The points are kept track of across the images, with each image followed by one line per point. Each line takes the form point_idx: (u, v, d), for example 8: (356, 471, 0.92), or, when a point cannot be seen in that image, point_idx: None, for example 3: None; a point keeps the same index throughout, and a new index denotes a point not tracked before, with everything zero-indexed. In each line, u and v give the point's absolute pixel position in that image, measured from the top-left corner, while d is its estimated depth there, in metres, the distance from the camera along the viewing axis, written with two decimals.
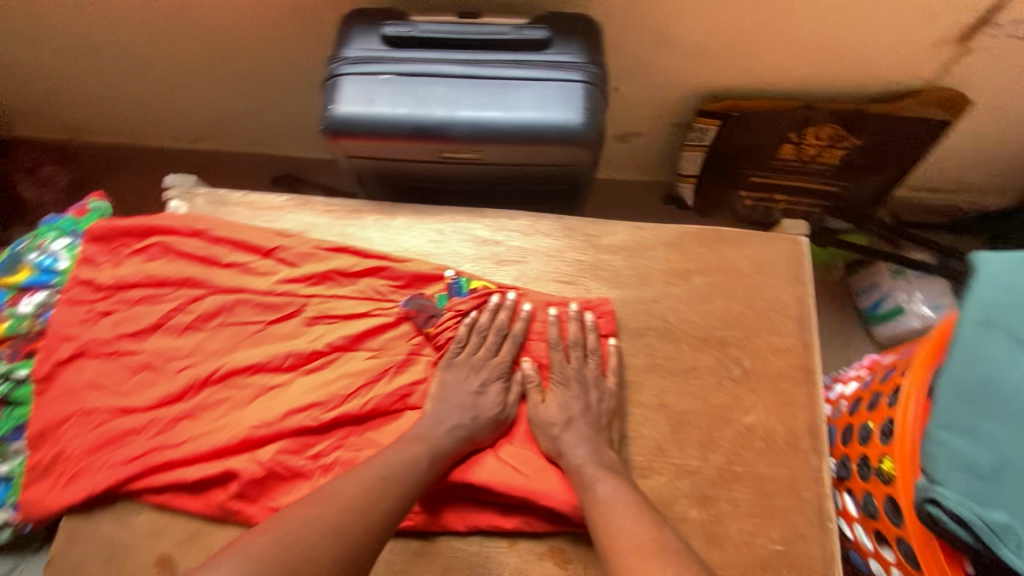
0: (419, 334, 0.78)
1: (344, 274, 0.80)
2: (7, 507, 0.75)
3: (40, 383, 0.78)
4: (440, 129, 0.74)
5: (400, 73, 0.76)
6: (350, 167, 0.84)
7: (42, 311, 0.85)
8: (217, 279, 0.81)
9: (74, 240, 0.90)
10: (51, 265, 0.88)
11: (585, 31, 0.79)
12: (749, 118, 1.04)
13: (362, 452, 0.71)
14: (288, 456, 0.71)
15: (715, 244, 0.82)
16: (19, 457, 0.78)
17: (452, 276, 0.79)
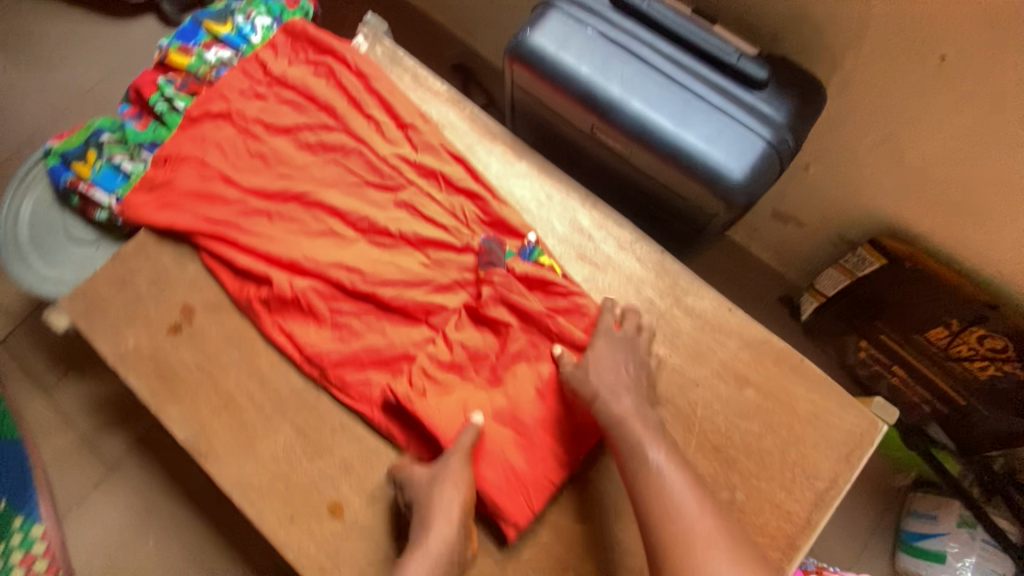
0: (474, 270, 0.80)
1: (449, 181, 0.83)
2: (114, 196, 0.92)
3: (186, 121, 0.89)
4: (605, 107, 0.72)
5: (604, 35, 0.73)
6: (511, 94, 0.84)
7: (219, 66, 0.96)
8: (351, 122, 0.86)
9: (272, 25, 0.99)
10: (247, 34, 0.98)
11: (803, 98, 0.72)
12: (919, 278, 0.91)
13: (368, 331, 0.77)
14: (314, 295, 0.77)
15: (790, 372, 0.75)
16: (141, 165, 0.93)
17: (530, 240, 0.79)
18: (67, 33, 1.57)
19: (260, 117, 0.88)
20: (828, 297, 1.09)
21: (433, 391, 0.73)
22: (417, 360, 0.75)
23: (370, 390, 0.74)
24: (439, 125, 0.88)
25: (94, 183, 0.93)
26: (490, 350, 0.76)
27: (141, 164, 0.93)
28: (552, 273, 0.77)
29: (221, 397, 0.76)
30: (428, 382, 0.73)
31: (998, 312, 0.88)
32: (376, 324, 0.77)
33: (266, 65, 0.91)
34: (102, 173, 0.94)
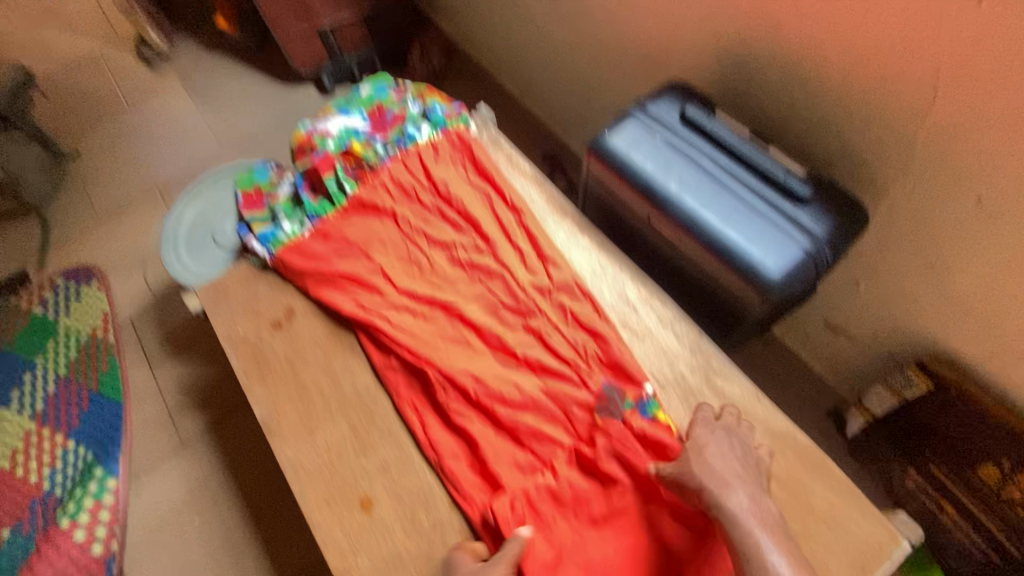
0: (591, 412, 0.82)
1: (578, 315, 0.88)
2: (267, 249, 1.02)
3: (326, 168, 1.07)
4: (662, 200, 0.84)
5: (670, 144, 0.87)
6: (584, 179, 0.99)
7: (385, 158, 1.07)
8: (492, 236, 0.97)
9: (436, 130, 1.10)
10: (413, 135, 1.10)
11: (844, 216, 0.80)
12: (965, 403, 0.91)
13: (481, 443, 0.81)
14: (449, 403, 0.84)
15: (810, 468, 0.78)
16: (300, 230, 1.02)
17: (648, 394, 0.81)
18: (248, 92, 1.99)
19: (410, 218, 1.02)
20: (877, 417, 1.07)
21: (534, 521, 0.76)
22: (522, 486, 0.78)
23: (472, 506, 0.78)
24: (576, 261, 0.95)
25: (256, 235, 1.04)
26: (595, 492, 0.77)
27: (300, 231, 1.02)
28: (668, 433, 0.78)
29: (297, 386, 0.90)
30: (529, 510, 0.76)
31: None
32: (495, 439, 0.82)
33: (424, 161, 1.05)
34: (265, 230, 1.05)
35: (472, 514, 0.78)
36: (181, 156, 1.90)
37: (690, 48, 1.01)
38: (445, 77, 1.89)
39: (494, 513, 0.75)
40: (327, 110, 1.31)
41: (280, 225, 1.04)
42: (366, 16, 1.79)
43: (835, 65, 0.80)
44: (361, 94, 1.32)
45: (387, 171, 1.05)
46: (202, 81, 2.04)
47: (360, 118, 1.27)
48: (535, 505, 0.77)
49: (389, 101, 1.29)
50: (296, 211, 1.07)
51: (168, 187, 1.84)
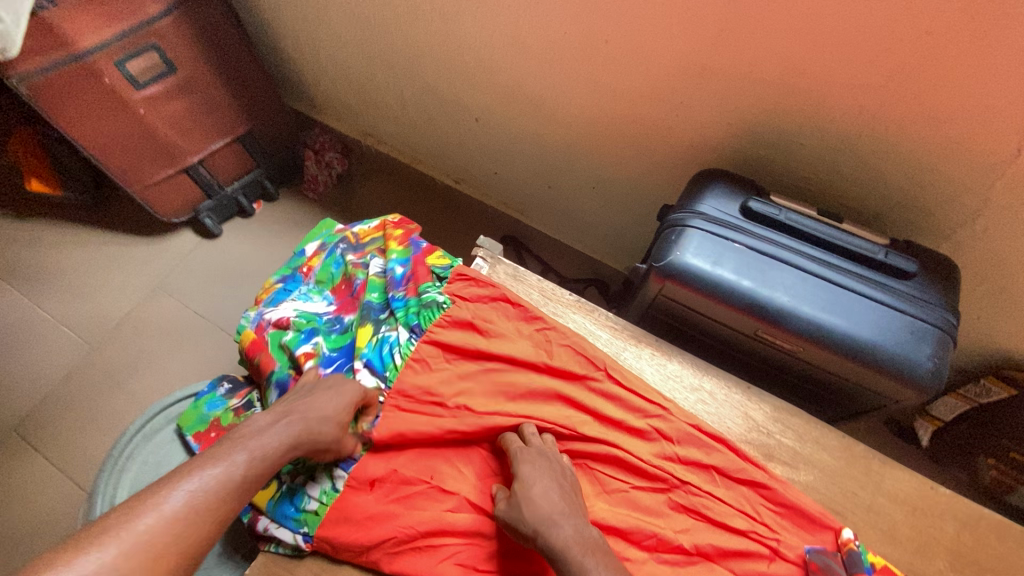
0: None
1: (728, 474, 0.75)
2: (296, 529, 0.73)
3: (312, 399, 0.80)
4: (776, 315, 0.74)
5: (752, 247, 0.78)
6: (651, 300, 0.85)
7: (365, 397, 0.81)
8: (581, 404, 0.79)
9: (413, 335, 0.84)
10: (388, 342, 0.85)
11: (949, 279, 0.76)
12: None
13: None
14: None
15: (1012, 544, 0.74)
16: (331, 485, 0.75)
17: (852, 539, 0.70)
18: (100, 263, 1.53)
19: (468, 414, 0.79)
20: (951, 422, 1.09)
21: None
22: None
23: None
24: (689, 406, 0.81)
25: (272, 512, 0.75)
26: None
27: (335, 485, 0.75)
28: None
29: None
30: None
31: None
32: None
33: (451, 333, 0.83)
34: (279, 500, 0.75)
35: None
36: (30, 374, 1.39)
37: (699, 128, 0.93)
38: (354, 179, 1.65)
39: None
40: (267, 286, 1.00)
41: (299, 488, 0.75)
42: (241, 136, 1.46)
43: (894, 131, 0.77)
44: (313, 268, 1.02)
45: (414, 362, 0.81)
46: (24, 264, 1.52)
47: (322, 301, 0.97)
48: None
49: (350, 267, 0.98)
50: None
51: (25, 424, 1.33)
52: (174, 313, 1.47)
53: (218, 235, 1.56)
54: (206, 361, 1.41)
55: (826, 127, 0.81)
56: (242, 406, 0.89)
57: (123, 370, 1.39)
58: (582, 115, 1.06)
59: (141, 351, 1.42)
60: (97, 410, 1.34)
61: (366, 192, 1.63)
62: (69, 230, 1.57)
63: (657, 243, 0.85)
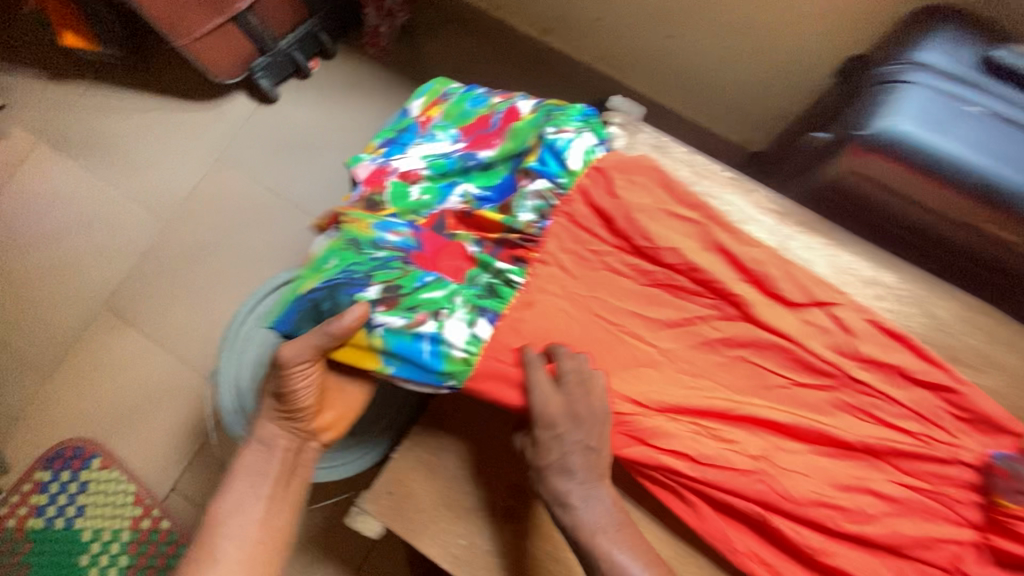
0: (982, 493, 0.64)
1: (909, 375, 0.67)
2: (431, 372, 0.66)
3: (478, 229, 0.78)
4: (1007, 197, 0.61)
5: (994, 112, 0.62)
6: (830, 178, 0.72)
7: (540, 220, 0.73)
8: (743, 292, 0.69)
9: (597, 147, 0.75)
10: (562, 151, 0.74)
11: None
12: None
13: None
14: (810, 546, 0.63)
15: None
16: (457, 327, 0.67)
17: None
18: (156, 131, 1.42)
19: (613, 298, 0.71)
20: None
21: None
22: None
23: None
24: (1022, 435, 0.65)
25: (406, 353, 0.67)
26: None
27: (482, 333, 0.67)
28: None
29: None
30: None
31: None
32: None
33: (606, 213, 0.72)
34: (392, 343, 0.67)
35: None
36: (108, 248, 1.35)
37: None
38: (418, 31, 1.41)
39: None
40: (370, 149, 0.90)
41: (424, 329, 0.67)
42: None
43: None
44: (424, 108, 0.91)
45: (552, 239, 0.72)
46: (76, 128, 1.42)
47: (444, 142, 0.88)
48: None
49: (487, 109, 0.88)
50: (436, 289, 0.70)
51: (115, 299, 1.32)
52: (240, 186, 1.38)
53: (275, 99, 1.40)
54: (279, 237, 1.34)
55: None
56: None
57: (200, 247, 1.34)
58: None
59: (216, 229, 1.35)
60: (182, 288, 1.32)
61: (434, 47, 1.41)
62: (115, 92, 1.43)
63: (855, 104, 0.69)
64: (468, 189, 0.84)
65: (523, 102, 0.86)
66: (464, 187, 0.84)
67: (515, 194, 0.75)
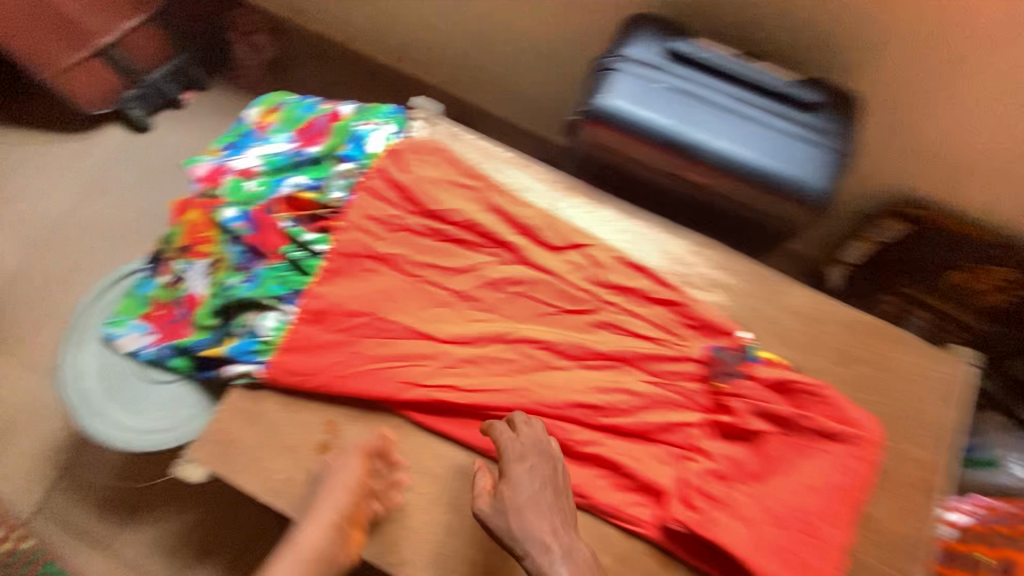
0: (706, 381, 0.79)
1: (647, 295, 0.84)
2: (252, 360, 0.80)
3: (302, 210, 0.88)
4: (690, 149, 0.80)
5: (675, 87, 0.82)
6: (582, 149, 0.90)
7: (346, 194, 0.87)
8: (513, 242, 0.86)
9: (394, 134, 0.91)
10: (365, 139, 0.90)
11: (848, 109, 0.84)
12: (957, 240, 1.05)
13: (626, 461, 0.75)
14: (576, 438, 0.76)
15: (889, 342, 0.86)
16: (275, 319, 0.80)
17: (747, 340, 0.82)
18: (24, 163, 1.45)
19: (411, 256, 0.84)
20: (853, 265, 1.22)
21: (717, 509, 0.72)
22: (682, 482, 0.74)
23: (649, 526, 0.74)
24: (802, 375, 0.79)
25: (229, 354, 0.81)
26: (745, 450, 0.76)
27: (286, 318, 0.80)
28: (779, 368, 0.80)
29: (396, 503, 0.75)
30: (710, 504, 0.73)
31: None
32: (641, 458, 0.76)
33: (400, 186, 0.85)
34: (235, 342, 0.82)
35: (638, 530, 0.74)
36: None
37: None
38: (286, 62, 1.55)
39: (678, 521, 0.71)
40: (211, 152, 1.01)
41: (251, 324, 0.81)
42: (154, 14, 1.35)
43: None
44: (261, 114, 1.03)
45: (355, 209, 0.84)
46: None
47: (279, 142, 1.00)
48: (712, 495, 0.73)
49: (317, 112, 1.00)
50: (250, 287, 0.83)
51: None
52: (113, 210, 1.43)
53: (148, 128, 1.48)
54: None
55: None
56: (173, 282, 0.93)
57: (71, 270, 1.37)
58: None
59: (87, 251, 1.39)
60: (50, 310, 1.33)
61: (301, 75, 1.55)
62: None
63: (589, 90, 0.87)
64: (302, 181, 0.93)
65: (345, 105, 0.99)
66: (296, 181, 0.93)
67: (327, 177, 0.89)
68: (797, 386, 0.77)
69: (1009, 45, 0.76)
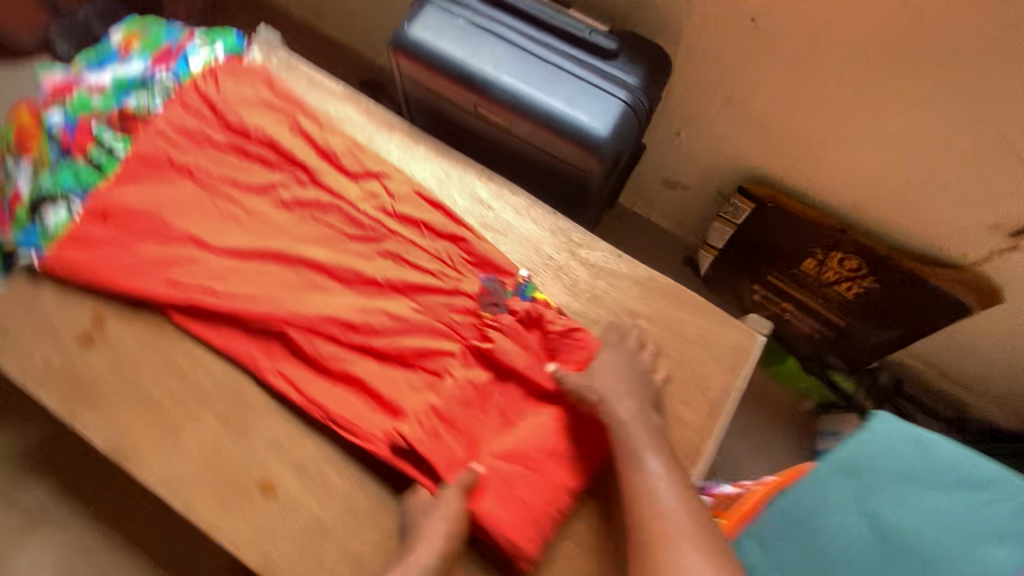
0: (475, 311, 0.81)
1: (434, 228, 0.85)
2: (35, 249, 0.83)
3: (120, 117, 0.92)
4: (480, 83, 0.80)
5: (475, 24, 0.82)
6: (400, 85, 0.91)
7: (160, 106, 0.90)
8: (313, 165, 0.87)
9: (220, 55, 0.94)
10: (190, 57, 0.93)
11: (653, 62, 0.84)
12: (800, 222, 1.04)
13: (368, 381, 0.76)
14: (324, 351, 0.78)
15: (677, 301, 0.84)
16: (65, 212, 0.84)
17: (524, 277, 0.82)
18: None
19: (210, 170, 0.87)
20: (720, 250, 1.20)
21: (445, 430, 0.73)
22: (419, 405, 0.75)
23: (376, 444, 0.72)
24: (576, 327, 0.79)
25: (18, 244, 0.85)
26: (494, 383, 0.77)
27: (72, 213, 0.84)
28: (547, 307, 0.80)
29: (139, 398, 0.77)
30: (439, 423, 0.73)
31: (902, 256, 0.98)
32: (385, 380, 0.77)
33: (211, 101, 0.88)
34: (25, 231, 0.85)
35: (367, 450, 0.74)
36: None
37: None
38: (217, 14, 1.61)
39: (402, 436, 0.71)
40: (71, 67, 1.05)
41: (42, 214, 0.84)
42: None
43: None
44: (126, 34, 1.07)
45: (165, 119, 0.88)
46: None
47: (134, 61, 1.03)
48: (445, 416, 0.73)
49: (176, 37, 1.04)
50: (50, 182, 0.86)
51: None
52: None
53: None
54: None
55: None
56: None
57: None
58: None
59: None
60: None
61: (229, 28, 1.60)
62: None
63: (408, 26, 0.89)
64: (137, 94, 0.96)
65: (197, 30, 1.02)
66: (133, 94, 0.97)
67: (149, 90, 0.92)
68: (551, 324, 0.78)
69: (798, 5, 0.77)
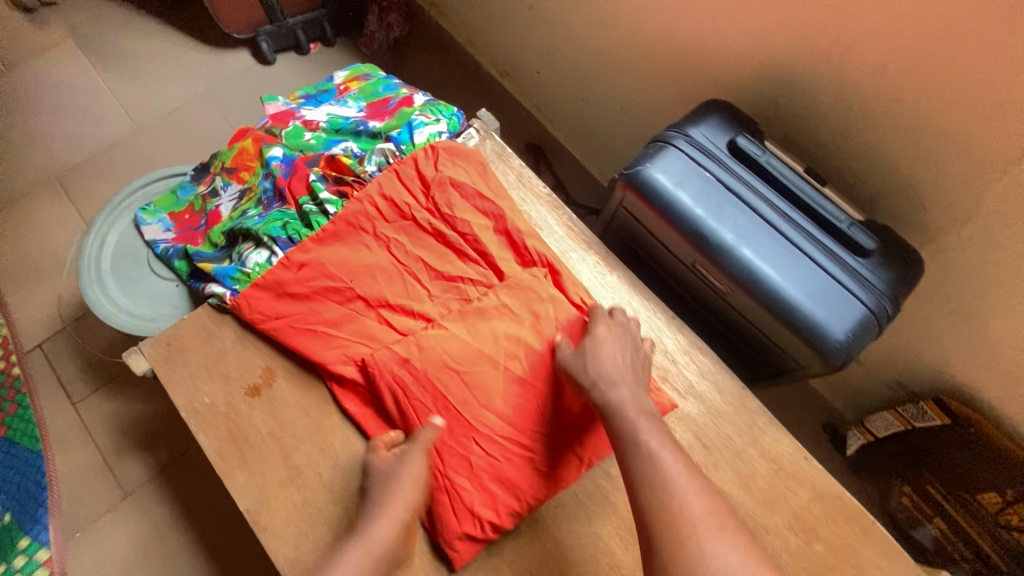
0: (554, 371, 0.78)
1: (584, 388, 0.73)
2: (230, 286, 0.84)
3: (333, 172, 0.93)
4: (715, 246, 0.75)
5: (721, 182, 0.77)
6: (612, 211, 0.87)
7: (376, 172, 0.92)
8: (507, 271, 0.85)
9: (442, 134, 0.94)
10: (415, 129, 0.94)
11: (907, 269, 0.76)
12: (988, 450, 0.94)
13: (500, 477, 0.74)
14: (462, 498, 0.72)
15: (861, 531, 0.75)
16: (266, 258, 0.85)
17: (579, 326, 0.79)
18: (159, 55, 1.62)
19: (407, 249, 0.86)
20: (878, 438, 1.09)
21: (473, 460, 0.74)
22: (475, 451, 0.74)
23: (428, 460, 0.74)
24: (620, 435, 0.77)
25: (215, 274, 0.86)
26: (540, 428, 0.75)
27: (273, 259, 0.85)
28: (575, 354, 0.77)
29: (289, 470, 0.75)
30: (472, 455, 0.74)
31: None
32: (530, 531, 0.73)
33: (426, 179, 0.88)
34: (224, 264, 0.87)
35: None
36: (79, 132, 1.53)
37: (735, 45, 0.91)
38: (408, 45, 1.65)
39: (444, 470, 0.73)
40: (290, 97, 1.09)
41: (245, 253, 0.86)
42: None
43: (910, 95, 0.76)
44: (348, 80, 1.10)
45: (377, 186, 0.88)
46: (94, 33, 1.62)
47: (350, 107, 1.05)
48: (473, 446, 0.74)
49: (394, 94, 1.06)
50: (258, 221, 0.89)
51: (68, 174, 1.48)
52: (213, 120, 1.57)
53: (271, 63, 1.63)
54: None
55: (844, 80, 0.81)
56: (208, 194, 0.99)
57: (159, 156, 1.52)
58: (635, 22, 1.05)
59: (178, 146, 1.54)
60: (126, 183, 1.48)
61: (416, 62, 1.64)
62: (141, 16, 1.65)
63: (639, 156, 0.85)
64: (351, 146, 0.97)
65: (417, 94, 1.03)
66: (347, 145, 0.97)
67: (368, 152, 0.93)
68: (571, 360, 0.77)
69: None
